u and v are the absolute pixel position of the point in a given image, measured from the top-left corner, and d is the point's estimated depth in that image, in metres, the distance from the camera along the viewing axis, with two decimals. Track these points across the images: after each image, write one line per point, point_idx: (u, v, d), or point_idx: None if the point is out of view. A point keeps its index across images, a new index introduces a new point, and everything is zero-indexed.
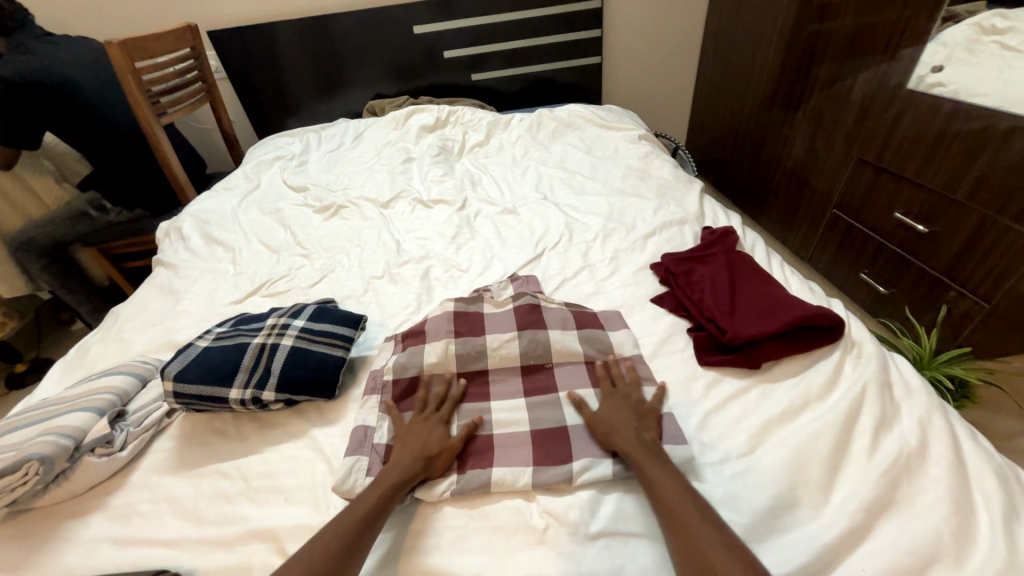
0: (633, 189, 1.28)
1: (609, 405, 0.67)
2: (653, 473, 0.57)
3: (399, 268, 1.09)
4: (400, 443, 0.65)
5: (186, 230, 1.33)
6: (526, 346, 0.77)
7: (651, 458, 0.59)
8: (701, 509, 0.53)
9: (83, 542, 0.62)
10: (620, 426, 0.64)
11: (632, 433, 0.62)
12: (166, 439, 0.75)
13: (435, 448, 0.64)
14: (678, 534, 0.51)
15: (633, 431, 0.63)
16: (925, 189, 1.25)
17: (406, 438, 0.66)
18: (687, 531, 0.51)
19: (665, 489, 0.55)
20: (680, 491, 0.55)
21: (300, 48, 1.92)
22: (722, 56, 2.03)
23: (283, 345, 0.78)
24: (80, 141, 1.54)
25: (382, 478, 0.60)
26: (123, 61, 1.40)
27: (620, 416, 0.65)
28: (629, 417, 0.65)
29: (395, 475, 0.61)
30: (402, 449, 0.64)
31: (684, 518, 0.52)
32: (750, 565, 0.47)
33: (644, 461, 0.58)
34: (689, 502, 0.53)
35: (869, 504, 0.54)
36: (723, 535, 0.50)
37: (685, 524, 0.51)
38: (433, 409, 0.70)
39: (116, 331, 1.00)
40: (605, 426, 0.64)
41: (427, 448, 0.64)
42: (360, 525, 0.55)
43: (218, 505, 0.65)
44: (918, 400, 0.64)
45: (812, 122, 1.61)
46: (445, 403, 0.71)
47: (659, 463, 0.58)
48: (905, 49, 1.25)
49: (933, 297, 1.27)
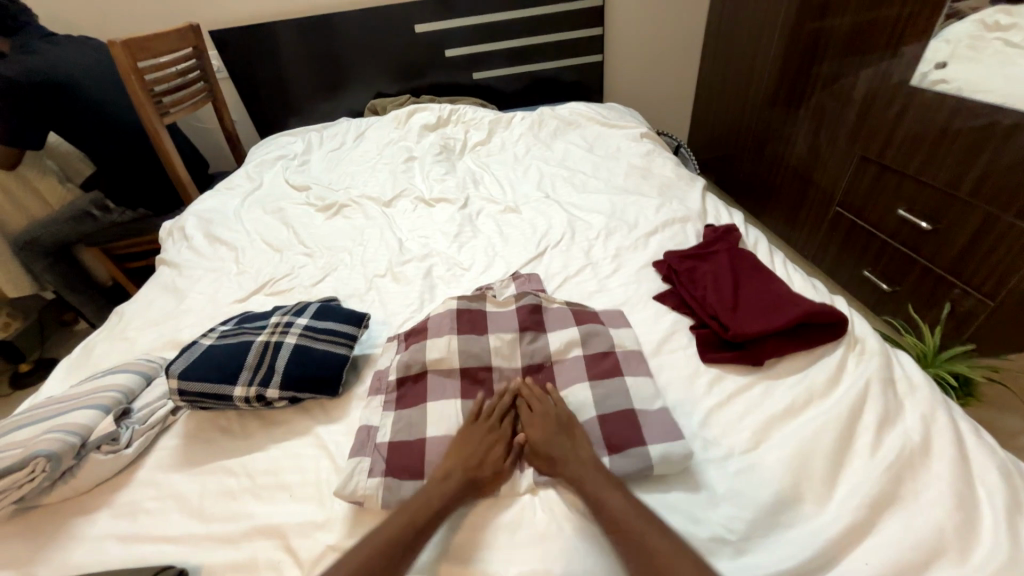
0: (636, 187, 1.28)
1: (535, 418, 0.66)
2: (602, 490, 0.56)
3: (401, 267, 1.10)
4: (457, 453, 0.63)
5: (190, 229, 1.33)
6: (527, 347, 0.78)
7: (597, 474, 0.58)
8: (650, 520, 0.53)
9: (91, 538, 0.63)
10: (554, 447, 0.62)
11: (565, 449, 0.62)
12: (171, 437, 0.75)
13: (489, 470, 0.62)
14: (632, 550, 0.51)
15: (564, 446, 0.62)
16: (929, 187, 1.24)
17: (461, 453, 0.63)
18: (642, 545, 0.51)
19: (612, 502, 0.55)
20: (625, 501, 0.55)
21: (301, 47, 1.92)
22: (723, 53, 2.02)
23: (287, 343, 0.78)
24: (83, 141, 1.54)
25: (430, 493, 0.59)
26: (126, 62, 1.41)
27: (548, 430, 0.64)
28: (558, 435, 0.63)
29: (444, 495, 0.58)
30: (457, 458, 0.62)
31: (636, 532, 0.52)
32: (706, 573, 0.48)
33: (588, 476, 0.58)
34: (638, 513, 0.54)
35: (872, 500, 0.54)
36: (677, 545, 0.50)
37: (638, 537, 0.51)
38: (494, 421, 0.67)
39: (120, 330, 1.01)
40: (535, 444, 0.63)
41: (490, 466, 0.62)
42: (404, 540, 0.54)
43: (223, 502, 0.65)
44: (921, 396, 0.64)
45: (814, 120, 1.61)
46: (505, 416, 0.68)
47: (602, 476, 0.58)
48: (908, 46, 1.25)
49: (937, 294, 1.27)
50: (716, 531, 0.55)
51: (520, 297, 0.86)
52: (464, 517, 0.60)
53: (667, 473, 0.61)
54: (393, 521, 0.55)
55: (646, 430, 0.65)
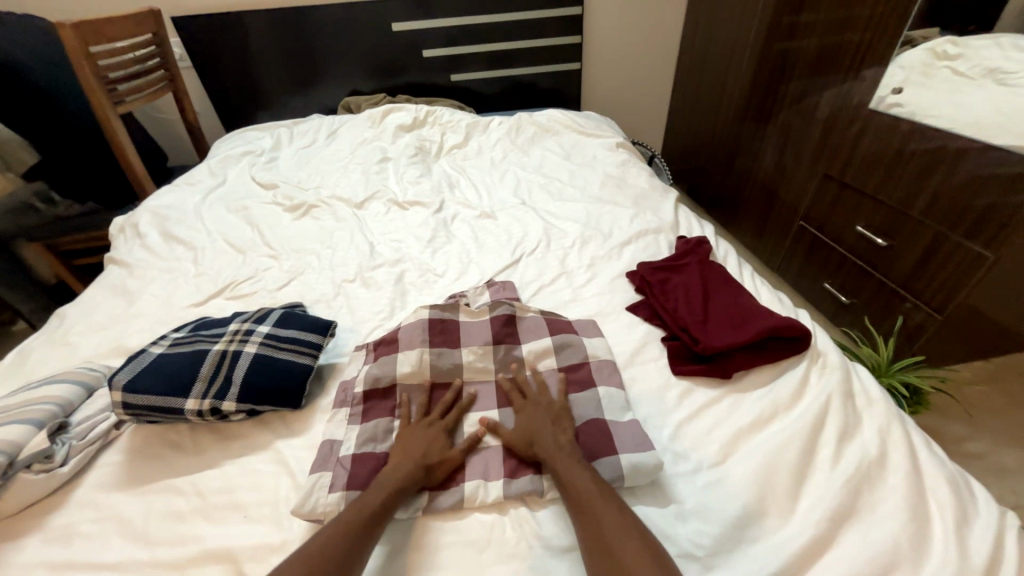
0: (610, 197, 1.29)
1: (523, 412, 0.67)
2: (568, 469, 0.58)
3: (372, 272, 1.06)
4: (401, 448, 0.64)
5: (144, 227, 1.25)
6: (501, 359, 0.77)
7: (567, 455, 0.60)
8: (609, 495, 0.55)
9: (16, 568, 0.57)
10: (537, 431, 0.63)
11: (545, 436, 0.63)
12: (114, 453, 0.70)
13: (436, 457, 0.63)
14: (587, 525, 0.52)
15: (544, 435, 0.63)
16: (884, 205, 1.31)
17: (404, 445, 0.64)
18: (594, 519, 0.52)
19: (579, 486, 0.56)
20: (594, 487, 0.55)
21: (272, 40, 1.85)
22: (697, 68, 2.08)
23: (246, 353, 0.74)
24: (26, 128, 1.43)
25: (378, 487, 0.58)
26: (76, 45, 1.31)
27: (535, 420, 0.65)
28: (545, 421, 0.65)
29: (392, 479, 0.59)
30: (402, 453, 0.63)
31: (593, 507, 0.53)
32: (650, 547, 0.49)
33: (561, 462, 0.59)
34: (602, 498, 0.54)
35: (833, 513, 0.55)
36: (627, 520, 0.52)
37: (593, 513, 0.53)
38: (437, 417, 0.69)
39: (61, 334, 0.93)
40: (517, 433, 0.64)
41: (437, 455, 0.63)
42: (353, 534, 0.53)
43: (171, 524, 0.61)
44: (878, 410, 0.67)
45: (781, 136, 1.67)
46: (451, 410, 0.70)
47: (573, 457, 0.59)
48: (868, 70, 1.31)
49: (890, 307, 1.33)
50: (684, 547, 0.55)
51: (494, 306, 0.84)
52: (431, 535, 0.58)
53: (636, 485, 0.61)
54: (342, 516, 0.54)
55: (616, 440, 0.64)
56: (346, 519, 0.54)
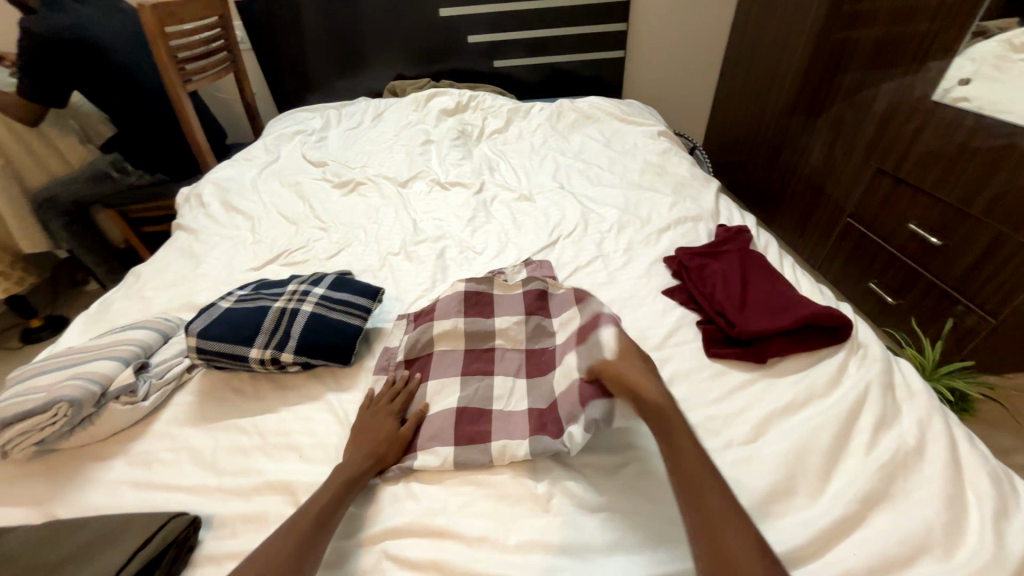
0: (649, 184, 1.29)
1: (621, 354, 0.67)
2: (678, 444, 0.57)
3: (415, 246, 1.11)
4: (353, 439, 0.67)
5: (207, 197, 1.35)
6: (532, 330, 0.80)
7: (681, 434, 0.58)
8: (712, 475, 0.54)
9: (106, 483, 0.65)
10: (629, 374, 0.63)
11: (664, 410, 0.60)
12: (186, 394, 0.78)
13: (385, 439, 0.66)
14: (691, 499, 0.52)
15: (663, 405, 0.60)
16: (942, 202, 1.25)
17: (358, 435, 0.67)
18: (701, 496, 0.52)
19: (697, 479, 0.53)
20: (716, 486, 0.53)
21: (325, 25, 1.92)
22: (746, 57, 2.01)
23: (303, 311, 0.80)
24: (107, 100, 1.55)
25: (335, 476, 0.61)
26: (154, 27, 1.42)
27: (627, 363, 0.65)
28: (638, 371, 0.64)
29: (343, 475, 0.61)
30: (357, 442, 0.65)
31: (696, 484, 0.53)
32: (755, 538, 0.49)
33: (687, 455, 0.56)
34: (707, 476, 0.54)
35: (864, 496, 0.56)
36: (733, 507, 0.51)
37: (698, 487, 0.53)
38: (387, 400, 0.71)
39: (138, 289, 1.03)
40: (646, 389, 0.62)
41: (384, 434, 0.66)
42: (324, 513, 0.56)
43: (235, 457, 0.68)
44: (920, 403, 0.66)
45: (831, 130, 1.62)
46: (399, 394, 0.72)
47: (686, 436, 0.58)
48: (932, 62, 1.25)
49: (940, 309, 1.28)
50: None
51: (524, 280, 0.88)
52: (469, 487, 0.62)
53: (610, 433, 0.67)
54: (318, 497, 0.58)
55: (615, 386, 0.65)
56: (299, 519, 0.55)
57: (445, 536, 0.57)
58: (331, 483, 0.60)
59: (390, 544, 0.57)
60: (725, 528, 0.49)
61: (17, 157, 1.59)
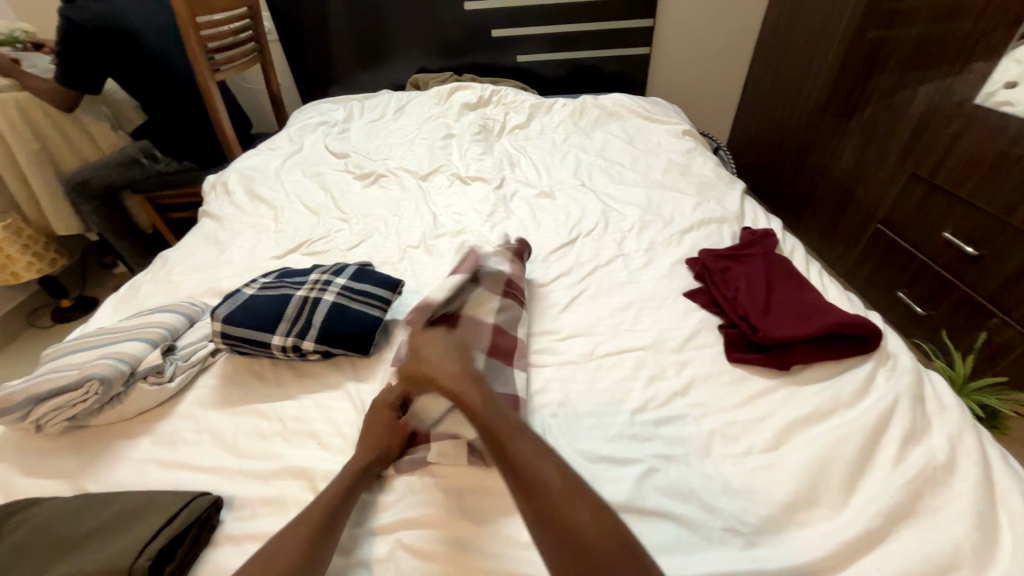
0: (673, 184, 1.27)
1: (424, 344, 0.65)
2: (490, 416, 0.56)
3: (435, 240, 1.12)
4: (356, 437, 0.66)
5: (232, 185, 1.37)
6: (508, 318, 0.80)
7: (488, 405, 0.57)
8: (540, 451, 0.53)
9: (132, 461, 0.67)
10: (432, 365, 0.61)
11: (480, 399, 0.57)
12: (209, 377, 0.80)
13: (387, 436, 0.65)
14: (523, 484, 0.51)
15: (477, 394, 0.58)
16: (980, 211, 1.20)
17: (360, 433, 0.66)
18: (528, 480, 0.51)
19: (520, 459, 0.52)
20: (553, 473, 0.51)
21: (351, 16, 1.93)
22: (776, 56, 1.96)
23: (325, 300, 0.81)
24: (138, 88, 1.59)
25: (343, 473, 0.60)
26: (187, 16, 1.44)
27: (431, 352, 0.63)
28: (441, 353, 0.63)
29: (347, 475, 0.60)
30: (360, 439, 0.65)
31: (524, 464, 0.52)
32: (607, 520, 0.48)
33: (517, 445, 0.54)
34: (527, 450, 0.53)
35: (890, 510, 0.54)
36: (568, 482, 0.51)
37: (525, 466, 0.52)
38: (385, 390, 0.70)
39: (165, 273, 1.06)
40: (457, 383, 0.59)
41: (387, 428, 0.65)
42: (334, 507, 0.56)
43: (256, 441, 0.69)
44: (952, 417, 0.63)
45: (864, 133, 1.57)
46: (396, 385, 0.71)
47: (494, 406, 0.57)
48: (976, 64, 1.20)
49: (973, 322, 1.23)
50: (729, 522, 0.56)
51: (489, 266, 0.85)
52: (483, 481, 0.62)
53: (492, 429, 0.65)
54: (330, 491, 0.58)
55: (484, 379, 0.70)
56: (307, 514, 0.55)
57: (460, 530, 0.57)
58: (338, 480, 0.59)
59: (405, 535, 0.57)
60: (561, 509, 0.48)
61: (53, 143, 1.64)
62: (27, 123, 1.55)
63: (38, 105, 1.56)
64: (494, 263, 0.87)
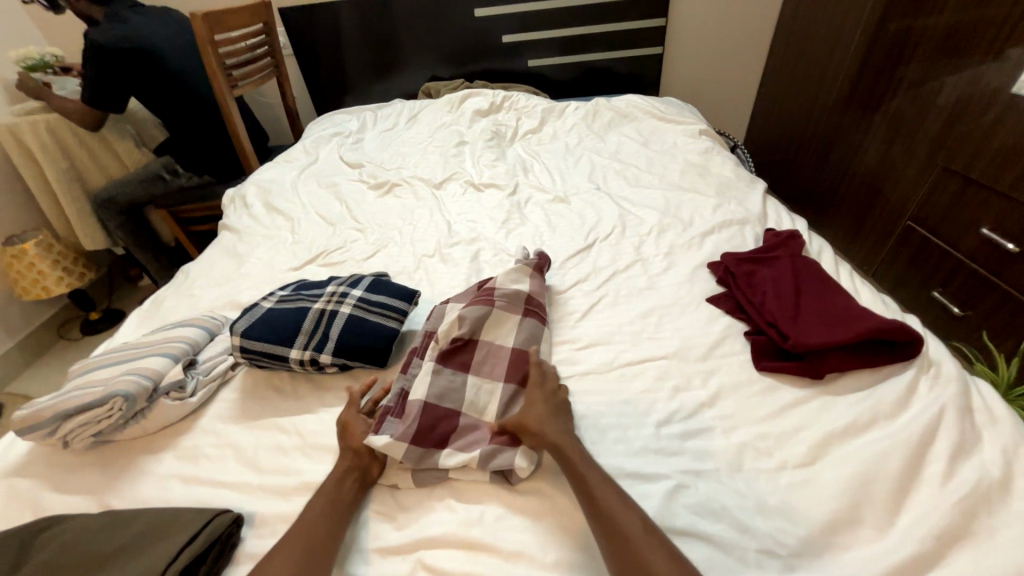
0: (691, 186, 1.24)
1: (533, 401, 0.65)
2: (582, 464, 0.57)
3: (449, 248, 1.11)
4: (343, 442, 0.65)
5: (250, 198, 1.39)
6: (529, 337, 0.78)
7: (579, 453, 0.59)
8: (622, 497, 0.54)
9: (155, 476, 0.67)
10: (547, 423, 0.62)
11: (579, 453, 0.58)
12: (230, 391, 0.80)
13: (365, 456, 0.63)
14: (603, 525, 0.51)
15: (579, 451, 0.59)
16: (1019, 204, 1.13)
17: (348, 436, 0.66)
18: (613, 521, 0.51)
19: (605, 502, 0.53)
20: (635, 517, 0.52)
21: (363, 27, 1.95)
22: (794, 51, 1.91)
23: (341, 312, 0.81)
24: (159, 105, 1.63)
25: (315, 501, 0.58)
26: (204, 34, 1.47)
27: (540, 409, 0.64)
28: (551, 410, 0.64)
29: (332, 497, 0.59)
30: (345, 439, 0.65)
31: (605, 506, 0.52)
32: (680, 561, 0.48)
33: (604, 489, 0.54)
34: (613, 494, 0.54)
35: (941, 532, 0.50)
36: (648, 527, 0.51)
37: (605, 507, 0.52)
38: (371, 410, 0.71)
39: (187, 287, 1.07)
40: (560, 436, 0.60)
41: (352, 446, 0.64)
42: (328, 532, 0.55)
43: (276, 456, 0.69)
44: (1004, 429, 0.59)
45: (890, 127, 1.52)
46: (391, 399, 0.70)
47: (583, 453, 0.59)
48: (1011, 50, 1.14)
49: (1016, 323, 1.16)
50: (765, 543, 0.53)
51: (505, 286, 0.84)
52: (505, 500, 0.60)
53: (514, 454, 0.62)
54: (314, 509, 0.57)
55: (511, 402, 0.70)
56: (295, 539, 0.54)
57: (483, 550, 0.55)
58: (313, 509, 0.57)
59: (426, 554, 0.56)
60: (642, 549, 0.48)
61: (81, 161, 1.69)
62: (57, 143, 1.61)
63: (67, 126, 1.62)
64: (511, 282, 0.85)
